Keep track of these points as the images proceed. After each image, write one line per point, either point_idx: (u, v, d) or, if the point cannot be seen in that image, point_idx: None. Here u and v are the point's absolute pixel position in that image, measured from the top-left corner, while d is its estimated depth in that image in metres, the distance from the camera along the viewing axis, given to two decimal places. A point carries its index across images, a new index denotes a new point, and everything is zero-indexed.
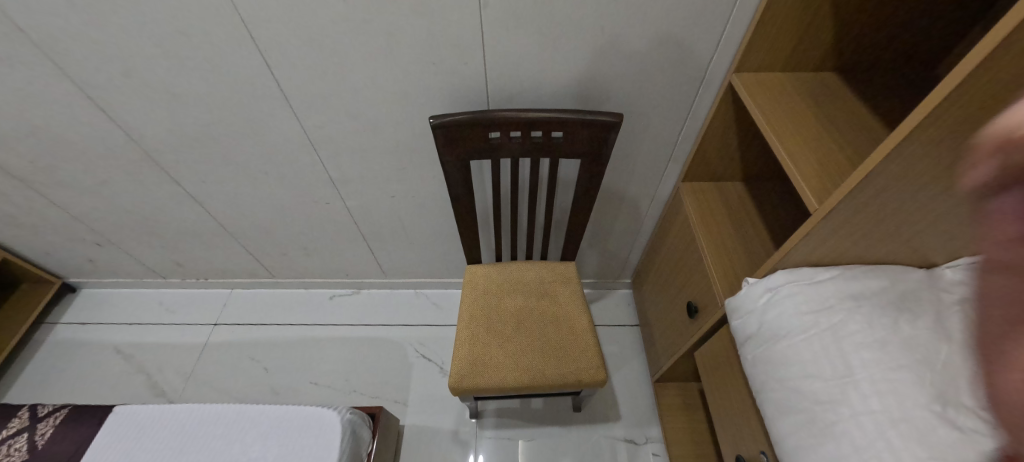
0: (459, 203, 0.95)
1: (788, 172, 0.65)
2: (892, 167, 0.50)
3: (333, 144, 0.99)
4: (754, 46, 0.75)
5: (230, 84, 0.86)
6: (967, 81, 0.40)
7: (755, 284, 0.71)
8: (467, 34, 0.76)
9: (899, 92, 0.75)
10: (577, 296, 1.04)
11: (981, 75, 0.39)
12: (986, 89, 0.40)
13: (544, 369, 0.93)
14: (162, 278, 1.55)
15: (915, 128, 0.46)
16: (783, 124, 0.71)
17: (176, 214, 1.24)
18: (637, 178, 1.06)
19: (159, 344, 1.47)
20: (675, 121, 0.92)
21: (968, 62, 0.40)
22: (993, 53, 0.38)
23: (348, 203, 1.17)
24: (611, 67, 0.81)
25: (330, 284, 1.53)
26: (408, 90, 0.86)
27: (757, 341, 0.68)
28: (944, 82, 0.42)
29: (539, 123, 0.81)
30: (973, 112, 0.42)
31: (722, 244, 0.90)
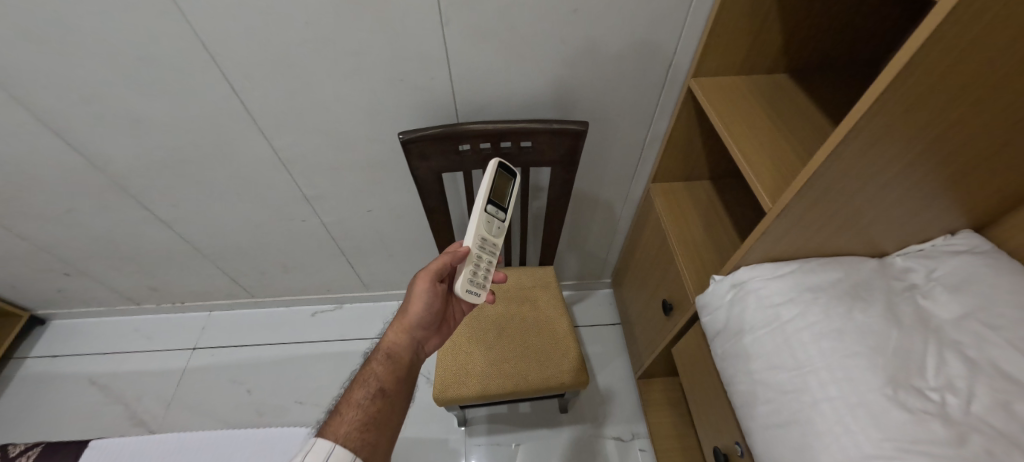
0: (434, 215, 0.96)
1: (745, 173, 0.67)
2: (836, 163, 0.52)
3: (305, 162, 0.99)
4: (709, 52, 0.78)
5: (195, 107, 0.85)
6: (897, 81, 0.42)
7: (721, 282, 0.73)
8: (432, 50, 0.77)
9: (847, 89, 0.79)
10: (557, 300, 1.06)
11: (909, 75, 0.41)
12: (915, 86, 0.42)
13: (527, 374, 0.95)
14: (136, 304, 1.51)
15: (855, 125, 0.47)
16: (739, 125, 0.73)
17: (147, 239, 1.21)
18: (609, 180, 1.08)
19: (137, 372, 1.43)
20: (640, 126, 0.94)
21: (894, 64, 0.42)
22: (918, 54, 0.39)
23: (325, 219, 1.16)
24: (575, 76, 0.83)
25: (312, 301, 1.52)
26: (377, 106, 0.86)
27: (725, 336, 0.70)
28: (875, 83, 0.44)
29: (508, 134, 0.82)
30: (907, 106, 0.44)
31: (692, 242, 0.93)
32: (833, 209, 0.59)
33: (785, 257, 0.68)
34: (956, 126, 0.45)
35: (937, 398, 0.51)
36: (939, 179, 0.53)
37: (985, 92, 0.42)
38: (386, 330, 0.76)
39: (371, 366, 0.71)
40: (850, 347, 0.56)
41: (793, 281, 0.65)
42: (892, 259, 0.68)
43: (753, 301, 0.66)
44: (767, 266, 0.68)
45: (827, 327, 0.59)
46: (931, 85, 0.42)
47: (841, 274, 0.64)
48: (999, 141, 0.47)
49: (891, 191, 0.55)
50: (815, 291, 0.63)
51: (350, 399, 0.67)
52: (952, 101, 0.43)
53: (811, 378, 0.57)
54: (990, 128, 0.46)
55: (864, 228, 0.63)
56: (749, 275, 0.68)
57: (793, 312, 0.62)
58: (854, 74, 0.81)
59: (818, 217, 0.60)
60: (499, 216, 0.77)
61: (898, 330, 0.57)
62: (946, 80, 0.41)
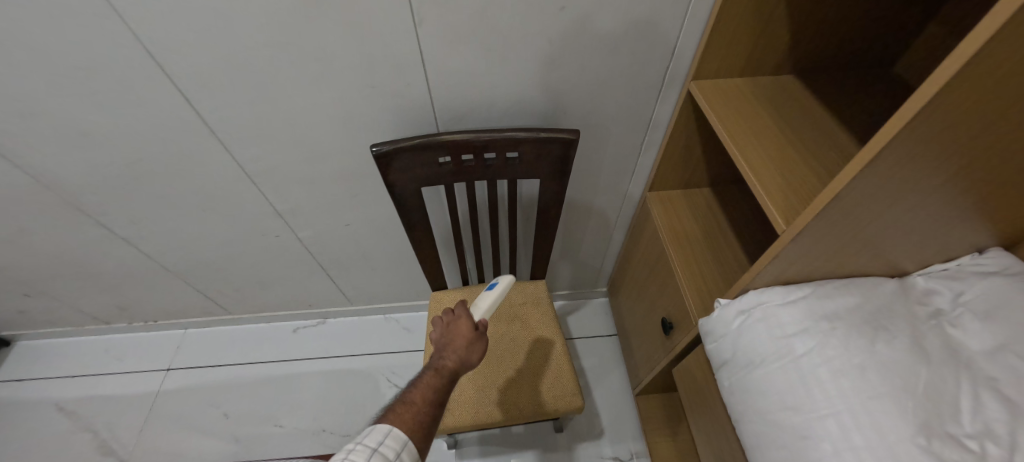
0: (415, 231, 0.89)
1: (753, 186, 0.60)
2: (862, 185, 0.45)
3: (273, 176, 0.91)
4: (711, 52, 0.71)
5: (146, 119, 0.77)
6: (942, 95, 0.35)
7: (727, 306, 0.66)
8: (406, 54, 0.69)
9: (860, 91, 0.73)
10: (549, 318, 1.00)
11: (955, 88, 0.34)
12: (960, 101, 0.35)
13: (518, 401, 0.88)
14: (105, 324, 1.42)
15: (885, 147, 0.41)
16: (746, 131, 0.66)
17: (109, 258, 1.12)
18: (603, 188, 1.01)
19: (107, 396, 1.35)
20: (636, 130, 0.87)
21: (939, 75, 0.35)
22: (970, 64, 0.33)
23: (300, 234, 1.08)
24: (564, 79, 0.76)
25: (292, 316, 1.44)
26: (348, 115, 0.79)
27: (732, 367, 0.63)
28: (915, 95, 0.37)
29: (491, 145, 0.75)
30: (952, 122, 0.37)
31: (693, 256, 0.86)
32: (856, 229, 0.52)
33: (798, 279, 0.62)
34: (1006, 151, 0.39)
35: (976, 447, 0.45)
36: (977, 200, 0.47)
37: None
38: (461, 345, 0.72)
39: (433, 372, 0.68)
40: (874, 387, 0.50)
41: (807, 307, 0.58)
42: (913, 279, 0.62)
43: (762, 330, 0.60)
44: (779, 289, 0.61)
45: (847, 362, 0.53)
46: (985, 99, 0.35)
47: (859, 299, 0.58)
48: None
49: (920, 213, 0.49)
50: (831, 320, 0.57)
51: (409, 398, 0.65)
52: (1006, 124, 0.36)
53: (832, 422, 0.51)
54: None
55: (885, 248, 0.56)
56: (757, 301, 0.62)
57: (808, 345, 0.56)
58: (866, 74, 0.75)
59: (837, 237, 0.54)
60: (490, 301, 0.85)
61: (927, 366, 0.51)
62: (1005, 95, 0.34)
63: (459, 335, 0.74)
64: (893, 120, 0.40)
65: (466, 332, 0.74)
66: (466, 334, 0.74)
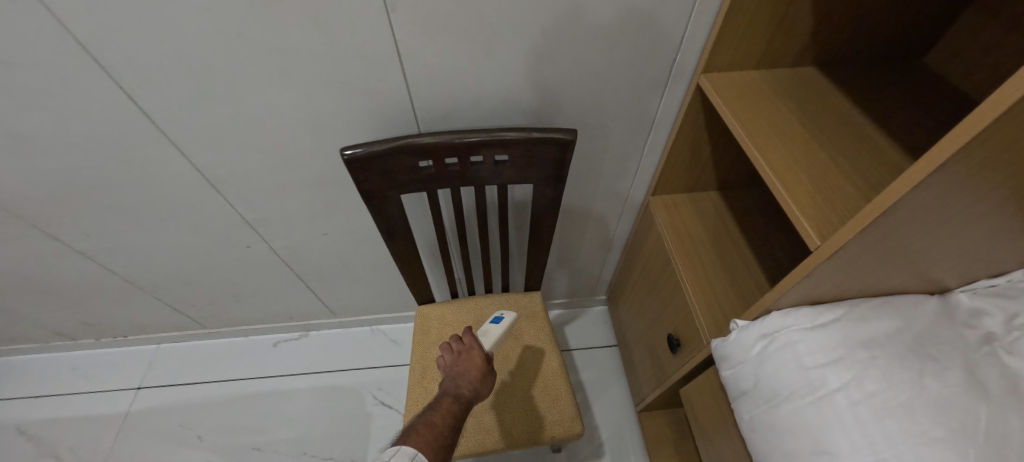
0: (395, 243, 0.80)
1: (777, 194, 0.52)
2: (920, 197, 0.37)
3: (238, 183, 0.82)
4: (723, 42, 0.63)
5: (88, 122, 0.68)
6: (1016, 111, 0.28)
7: (746, 329, 0.59)
8: (378, 46, 0.61)
9: (888, 84, 0.65)
10: (545, 333, 0.92)
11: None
12: None
13: (511, 427, 0.80)
14: (71, 340, 1.33)
15: (942, 165, 0.33)
16: (766, 131, 0.59)
17: (67, 272, 1.03)
18: (602, 192, 0.93)
19: (73, 418, 1.26)
20: (638, 130, 0.79)
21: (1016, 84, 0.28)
22: None
23: (274, 244, 1.00)
24: (558, 74, 0.68)
25: (273, 330, 1.36)
26: (318, 115, 0.70)
27: (752, 399, 0.56)
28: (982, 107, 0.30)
29: (477, 147, 0.67)
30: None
31: (702, 267, 0.79)
32: (902, 248, 0.45)
33: (827, 299, 0.54)
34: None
35: None
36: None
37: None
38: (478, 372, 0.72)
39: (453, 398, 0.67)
40: (927, 431, 0.43)
41: (840, 333, 0.51)
42: (955, 297, 0.54)
43: (788, 359, 0.52)
44: (806, 311, 0.54)
45: (891, 400, 0.45)
46: None
47: (900, 323, 0.51)
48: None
49: (987, 230, 0.40)
50: (869, 348, 0.49)
51: (429, 420, 0.63)
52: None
53: None
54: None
55: (932, 265, 0.49)
56: (782, 324, 0.54)
57: (843, 378, 0.48)
58: (893, 66, 0.68)
59: (879, 255, 0.46)
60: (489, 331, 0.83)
61: (988, 404, 0.43)
62: None
63: (473, 363, 0.73)
64: (953, 135, 0.33)
65: (480, 361, 0.74)
66: (479, 363, 0.74)
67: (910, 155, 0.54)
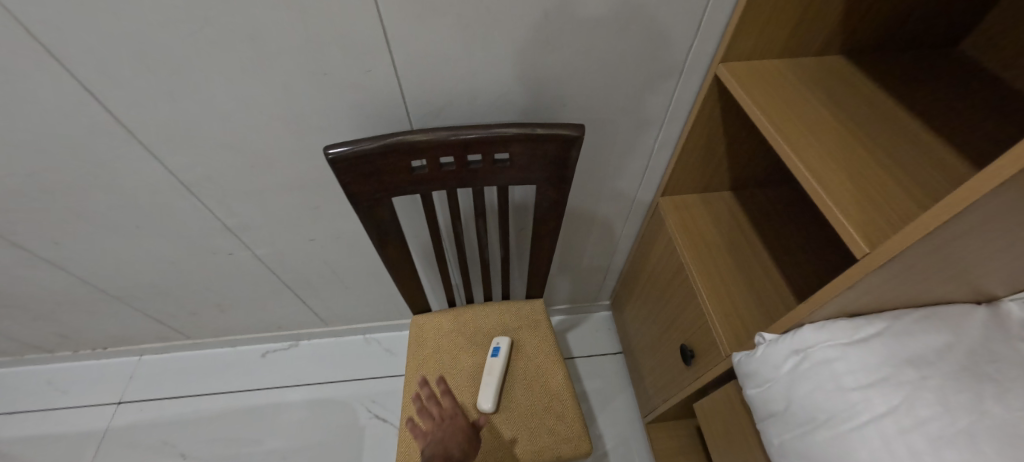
0: (387, 250, 0.74)
1: (813, 195, 0.47)
2: (983, 210, 0.32)
3: (215, 186, 0.76)
4: (745, 28, 0.57)
5: (43, 121, 0.62)
6: None
7: (775, 343, 0.53)
8: (364, 33, 0.55)
9: (920, 74, 0.60)
10: (548, 343, 0.86)
11: None
12: None
13: (514, 446, 0.75)
14: (46, 353, 1.26)
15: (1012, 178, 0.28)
16: (795, 125, 0.53)
17: (36, 282, 0.96)
18: (609, 193, 0.87)
19: (48, 436, 1.19)
20: (649, 125, 0.74)
21: None
22: None
23: (258, 251, 0.93)
24: (563, 65, 0.62)
25: (261, 340, 1.29)
26: (299, 111, 0.64)
27: (784, 421, 0.50)
28: None
29: (475, 146, 0.61)
30: None
31: (718, 275, 0.73)
32: (961, 256, 0.39)
33: (866, 311, 0.49)
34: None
35: None
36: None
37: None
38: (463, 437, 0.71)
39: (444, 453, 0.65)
40: None
41: (883, 349, 0.45)
42: (1005, 305, 0.48)
43: (826, 378, 0.47)
44: (844, 324, 0.49)
45: (949, 428, 0.40)
46: None
47: (949, 337, 0.45)
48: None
49: None
50: (919, 367, 0.44)
51: None
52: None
53: None
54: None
55: (988, 274, 0.43)
56: (817, 339, 0.49)
57: (889, 401, 0.43)
58: (922, 55, 0.62)
59: (934, 264, 0.41)
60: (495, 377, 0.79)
61: None
62: None
63: (457, 425, 0.73)
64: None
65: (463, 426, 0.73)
66: (461, 424, 0.73)
67: (955, 150, 0.49)
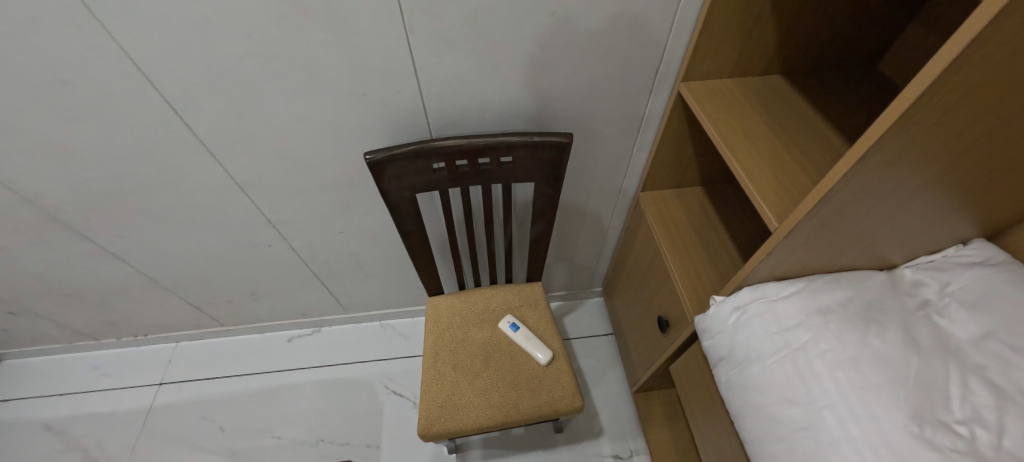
0: (410, 238, 0.88)
1: (746, 187, 0.61)
2: (850, 182, 0.47)
3: (264, 186, 0.90)
4: (700, 54, 0.72)
5: (133, 132, 0.76)
6: (913, 107, 0.38)
7: (722, 303, 0.68)
8: (397, 61, 0.69)
9: (843, 89, 0.74)
10: (546, 318, 1.00)
11: (928, 99, 0.37)
12: (935, 108, 0.38)
13: (519, 402, 0.88)
14: (93, 340, 1.39)
15: (867, 154, 0.43)
16: (736, 133, 0.68)
17: (97, 273, 1.10)
18: (597, 190, 1.01)
19: (97, 413, 1.32)
20: (628, 132, 0.88)
21: (910, 89, 0.38)
22: (939, 79, 0.36)
23: (293, 243, 1.07)
24: (558, 83, 0.77)
25: (287, 326, 1.43)
26: (340, 124, 0.78)
27: (729, 363, 0.65)
28: (891, 108, 0.40)
29: (485, 150, 0.75)
30: (929, 126, 0.40)
31: (687, 257, 0.87)
32: (846, 226, 0.54)
33: (789, 275, 0.64)
34: (1006, 130, 0.40)
35: (966, 432, 0.47)
36: (976, 183, 0.47)
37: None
38: None
39: None
40: (868, 379, 0.51)
41: (799, 302, 0.60)
42: (901, 271, 0.63)
43: (758, 326, 0.61)
44: (773, 285, 0.63)
45: (841, 355, 0.54)
46: (959, 103, 0.38)
47: (851, 292, 0.60)
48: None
49: (909, 205, 0.51)
50: (824, 313, 0.58)
51: None
52: (1001, 106, 0.37)
53: (827, 413, 0.52)
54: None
55: (873, 242, 0.58)
56: (752, 297, 0.64)
57: (801, 339, 0.58)
58: (849, 73, 0.77)
59: (828, 234, 0.56)
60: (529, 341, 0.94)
61: (919, 356, 0.52)
62: (976, 100, 0.37)
63: None
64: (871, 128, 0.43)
65: None
66: None
67: None
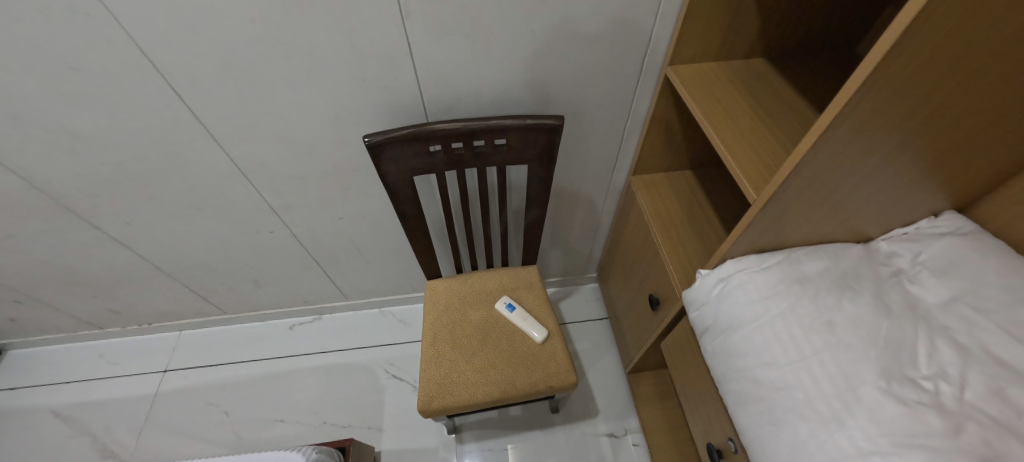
0: (408, 222, 0.91)
1: (728, 164, 0.65)
2: (818, 154, 0.50)
3: (266, 172, 0.93)
4: (685, 39, 0.75)
5: (138, 118, 0.78)
6: (868, 81, 0.42)
7: (707, 276, 0.72)
8: (394, 46, 0.72)
9: (823, 72, 0.77)
10: (542, 298, 1.03)
11: (880, 72, 0.41)
12: (887, 81, 0.42)
13: (515, 379, 0.91)
14: (99, 328, 1.41)
15: (831, 125, 0.47)
16: (719, 113, 0.71)
17: (102, 260, 1.12)
18: (589, 174, 1.04)
19: (104, 400, 1.35)
20: (618, 117, 0.91)
21: (866, 64, 0.42)
22: (890, 53, 0.39)
23: (294, 229, 1.10)
24: (549, 69, 0.79)
25: (288, 314, 1.46)
26: (339, 110, 0.81)
27: (715, 331, 0.68)
28: (849, 82, 0.44)
29: (480, 133, 0.78)
30: (884, 98, 0.44)
31: (676, 236, 0.90)
32: (820, 198, 0.58)
33: (770, 247, 0.67)
34: (958, 96, 0.43)
35: (930, 387, 0.50)
36: (936, 154, 0.51)
37: (986, 62, 0.40)
38: None
39: None
40: (841, 340, 0.55)
41: (779, 272, 0.63)
42: (876, 244, 0.66)
43: (740, 296, 0.65)
44: (755, 257, 0.67)
45: (817, 319, 0.58)
46: (910, 75, 0.41)
47: (828, 262, 0.63)
48: (996, 114, 0.45)
49: (878, 176, 0.54)
50: (802, 282, 0.61)
51: None
52: (951, 73, 0.41)
53: (803, 373, 0.55)
54: (989, 98, 0.44)
55: (849, 215, 0.61)
56: (735, 268, 0.67)
57: (780, 306, 0.61)
58: (829, 56, 0.80)
59: (803, 206, 0.59)
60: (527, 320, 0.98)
61: (889, 319, 0.55)
62: (924, 70, 0.41)
63: None
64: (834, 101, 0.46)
65: None
66: None
67: None
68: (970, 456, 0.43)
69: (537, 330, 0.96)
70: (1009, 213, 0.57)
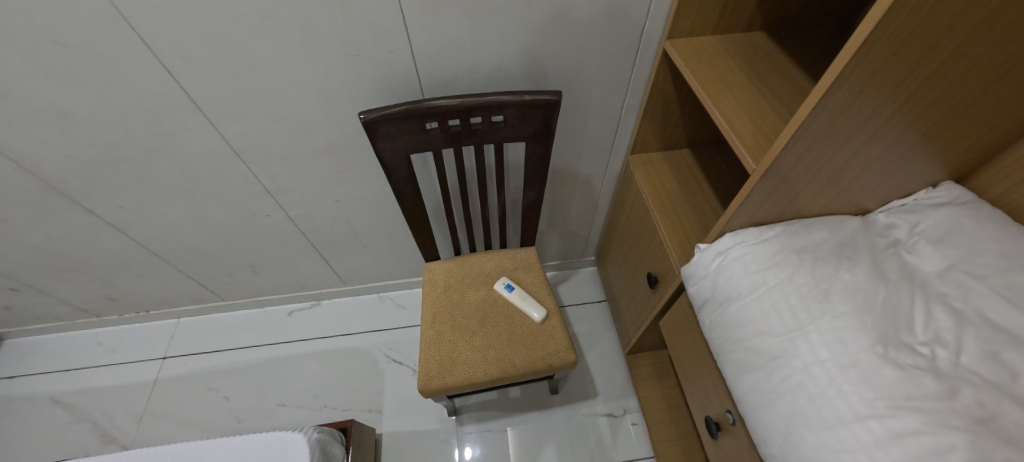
0: (405, 201, 0.90)
1: (727, 135, 0.65)
2: (815, 121, 0.50)
3: (261, 153, 0.92)
4: (684, 11, 0.74)
5: (129, 97, 0.77)
6: (868, 41, 0.41)
7: (706, 250, 0.72)
8: (388, 20, 0.70)
9: (821, 44, 0.76)
10: (540, 279, 1.03)
11: (881, 30, 0.40)
12: (886, 39, 0.41)
13: (513, 358, 0.92)
14: (96, 316, 1.41)
15: (829, 91, 0.46)
16: (717, 86, 0.70)
17: (97, 246, 1.11)
18: (587, 154, 1.04)
19: (103, 387, 1.35)
20: (616, 93, 0.90)
21: (866, 24, 0.41)
22: (889, 12, 0.38)
23: (290, 212, 1.09)
24: (547, 43, 0.78)
25: (286, 300, 1.46)
26: (334, 87, 0.80)
27: (713, 303, 0.69)
28: (849, 44, 0.43)
29: (476, 109, 0.77)
30: (882, 61, 0.43)
31: (675, 214, 0.90)
32: (818, 169, 0.57)
33: (768, 220, 0.67)
34: (957, 58, 0.42)
35: (927, 352, 0.50)
36: (935, 120, 0.50)
37: (988, 18, 0.39)
38: None
39: None
40: (838, 308, 0.55)
41: (778, 243, 0.63)
42: (875, 216, 0.66)
43: (739, 267, 0.65)
44: (753, 230, 0.67)
45: (815, 288, 0.58)
46: (910, 32, 0.40)
47: (826, 233, 0.63)
48: (1001, 72, 0.44)
49: (877, 144, 0.53)
50: (799, 253, 0.62)
51: None
52: (953, 29, 0.40)
53: (801, 341, 0.56)
54: (994, 57, 0.42)
55: (847, 185, 0.61)
56: (734, 241, 0.67)
57: (778, 276, 0.61)
58: (827, 30, 0.79)
59: (801, 176, 0.59)
60: (524, 300, 0.98)
61: (885, 287, 0.56)
62: (924, 28, 0.40)
63: None
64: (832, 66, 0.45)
65: None
66: None
67: None
68: (965, 417, 0.44)
69: (535, 309, 0.96)
70: (1007, 182, 0.58)
